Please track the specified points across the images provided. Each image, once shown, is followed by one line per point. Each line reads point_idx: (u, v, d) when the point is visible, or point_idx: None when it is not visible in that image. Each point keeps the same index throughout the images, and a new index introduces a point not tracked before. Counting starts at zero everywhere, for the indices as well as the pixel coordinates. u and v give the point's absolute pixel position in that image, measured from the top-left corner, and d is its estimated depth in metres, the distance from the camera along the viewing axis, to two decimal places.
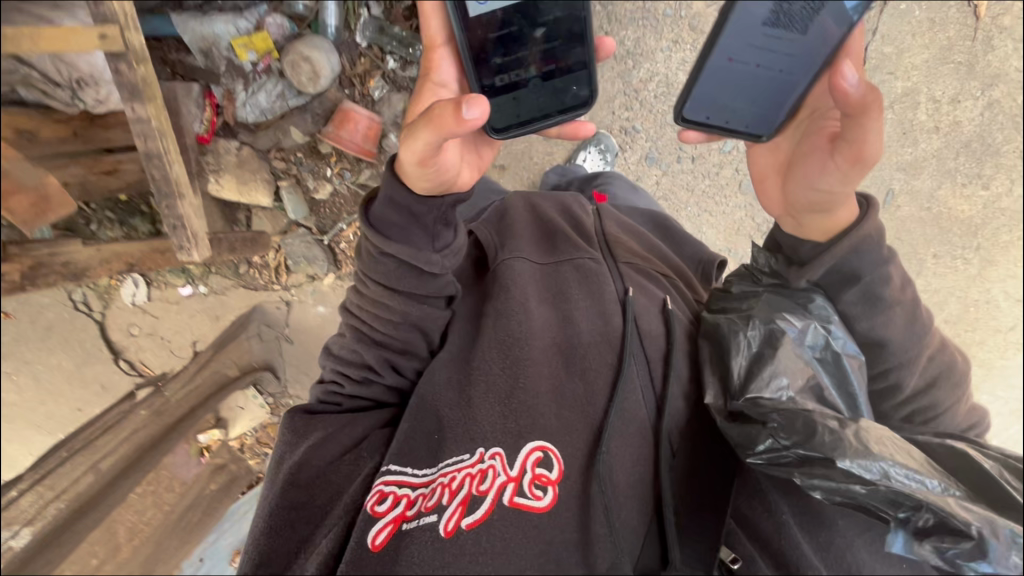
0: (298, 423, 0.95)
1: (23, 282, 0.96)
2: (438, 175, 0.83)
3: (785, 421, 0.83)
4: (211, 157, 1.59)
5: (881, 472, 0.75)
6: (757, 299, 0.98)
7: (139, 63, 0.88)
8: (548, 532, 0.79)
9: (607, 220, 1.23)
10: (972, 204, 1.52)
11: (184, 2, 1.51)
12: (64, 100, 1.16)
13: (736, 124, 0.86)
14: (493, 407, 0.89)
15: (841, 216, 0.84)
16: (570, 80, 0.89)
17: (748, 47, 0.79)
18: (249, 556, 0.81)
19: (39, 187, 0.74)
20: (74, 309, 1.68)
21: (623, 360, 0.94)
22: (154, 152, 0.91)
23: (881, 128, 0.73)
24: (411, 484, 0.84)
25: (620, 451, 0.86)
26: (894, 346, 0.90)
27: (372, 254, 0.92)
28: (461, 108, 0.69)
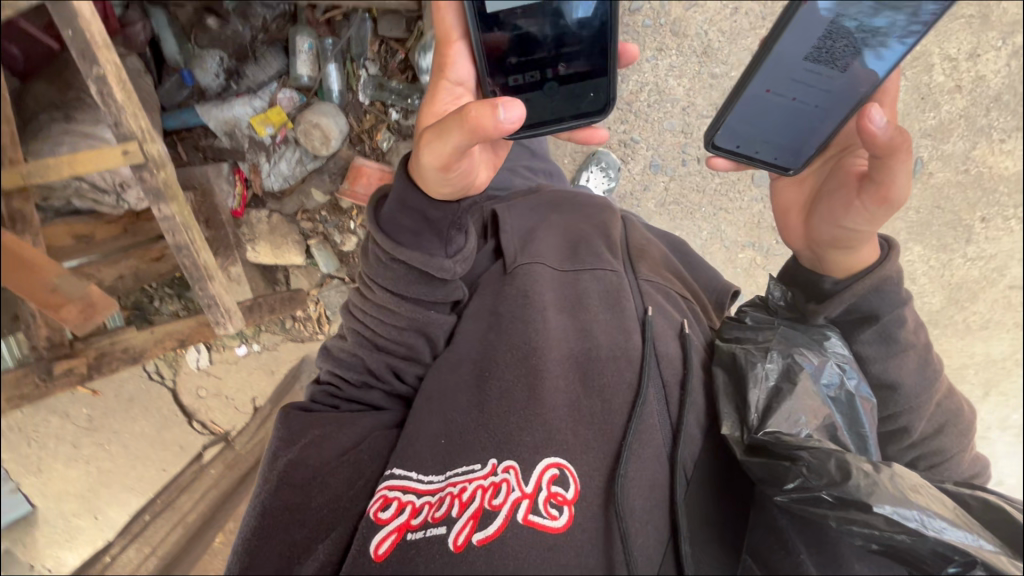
0: (295, 420, 0.92)
1: (91, 371, 1.11)
2: (459, 177, 0.81)
3: (816, 460, 0.70)
4: (245, 228, 1.74)
5: (928, 521, 0.62)
6: (772, 331, 0.91)
7: (159, 169, 1.00)
8: (565, 554, 0.69)
9: (633, 230, 1.17)
10: (1015, 159, 1.40)
11: (208, 93, 1.69)
12: (111, 203, 1.28)
13: (765, 154, 0.91)
14: (506, 419, 0.83)
15: (864, 256, 0.84)
16: (584, 87, 0.86)
17: (788, 81, 0.82)
18: (238, 557, 0.78)
19: (84, 296, 0.84)
20: (150, 379, 1.94)
21: (641, 381, 0.85)
22: (183, 244, 1.04)
23: (909, 172, 0.74)
24: (416, 490, 0.80)
25: (640, 477, 0.76)
26: (907, 390, 0.86)
27: (381, 261, 0.92)
28: (495, 108, 0.64)
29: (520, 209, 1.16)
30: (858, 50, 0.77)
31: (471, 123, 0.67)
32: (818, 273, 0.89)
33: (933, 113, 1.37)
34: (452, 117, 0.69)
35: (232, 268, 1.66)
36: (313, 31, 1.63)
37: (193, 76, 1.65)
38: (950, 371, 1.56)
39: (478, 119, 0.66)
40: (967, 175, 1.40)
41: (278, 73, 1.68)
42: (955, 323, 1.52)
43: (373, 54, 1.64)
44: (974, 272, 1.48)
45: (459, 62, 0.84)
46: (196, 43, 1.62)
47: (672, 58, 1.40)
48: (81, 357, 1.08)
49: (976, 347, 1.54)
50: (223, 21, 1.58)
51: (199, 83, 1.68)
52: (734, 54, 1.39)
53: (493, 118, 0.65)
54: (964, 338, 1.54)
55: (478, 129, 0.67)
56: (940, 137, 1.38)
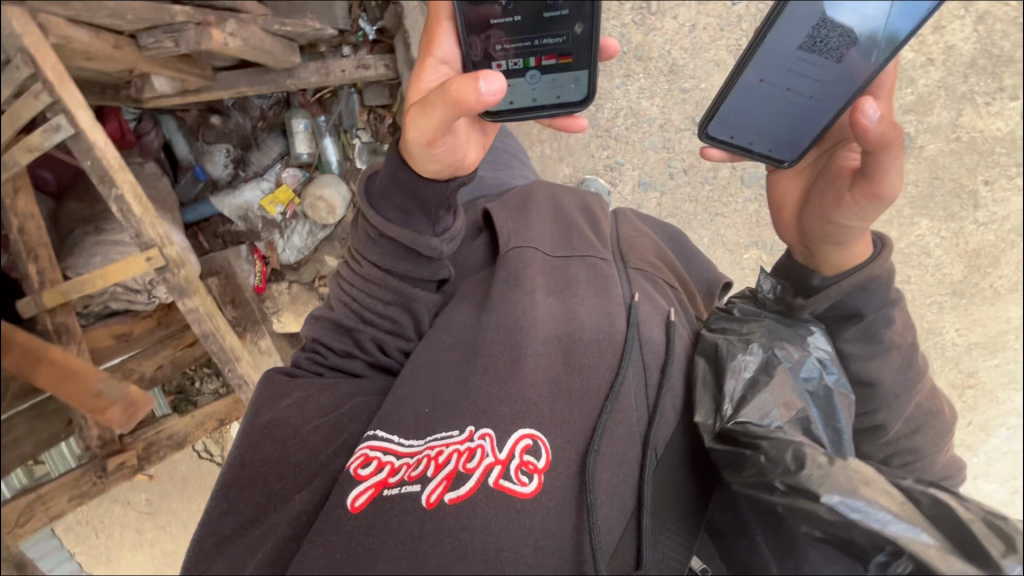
0: (277, 381, 0.82)
1: (139, 462, 1.20)
2: (444, 156, 0.70)
3: (773, 450, 0.64)
4: (269, 301, 1.83)
5: (872, 514, 0.56)
6: (759, 323, 0.79)
7: (179, 268, 1.10)
8: (532, 519, 0.63)
9: (623, 223, 1.02)
10: (1007, 118, 1.38)
11: (218, 183, 1.81)
12: (143, 301, 1.36)
13: (760, 147, 0.77)
14: (488, 390, 0.73)
15: (859, 254, 0.71)
16: (568, 73, 0.72)
17: (783, 71, 0.72)
18: (214, 502, 0.71)
19: (125, 396, 0.92)
20: (200, 458, 2.02)
21: (622, 363, 0.76)
22: (208, 331, 1.16)
23: (901, 167, 0.63)
24: (396, 452, 0.70)
25: (611, 450, 0.69)
26: (887, 390, 0.74)
27: (370, 235, 0.83)
28: (476, 81, 0.56)
29: (510, 202, 1.01)
30: (852, 36, 0.67)
31: (451, 97, 0.58)
32: (809, 268, 0.76)
33: (911, 89, 1.39)
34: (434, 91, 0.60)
35: (259, 342, 1.73)
36: (306, 112, 1.73)
37: (205, 170, 1.79)
38: (989, 340, 1.51)
39: (457, 94, 0.57)
40: (959, 142, 1.40)
41: (279, 154, 1.79)
42: (982, 291, 1.47)
43: (363, 123, 1.73)
44: (989, 237, 1.45)
45: (445, 42, 0.69)
46: (205, 141, 1.77)
47: (641, 82, 1.47)
48: (132, 450, 1.15)
49: (1011, 312, 1.48)
50: (226, 117, 1.74)
51: (211, 176, 1.81)
52: (701, 67, 1.43)
53: (473, 92, 0.56)
54: (996, 304, 1.49)
55: (459, 105, 0.58)
56: (923, 111, 1.40)
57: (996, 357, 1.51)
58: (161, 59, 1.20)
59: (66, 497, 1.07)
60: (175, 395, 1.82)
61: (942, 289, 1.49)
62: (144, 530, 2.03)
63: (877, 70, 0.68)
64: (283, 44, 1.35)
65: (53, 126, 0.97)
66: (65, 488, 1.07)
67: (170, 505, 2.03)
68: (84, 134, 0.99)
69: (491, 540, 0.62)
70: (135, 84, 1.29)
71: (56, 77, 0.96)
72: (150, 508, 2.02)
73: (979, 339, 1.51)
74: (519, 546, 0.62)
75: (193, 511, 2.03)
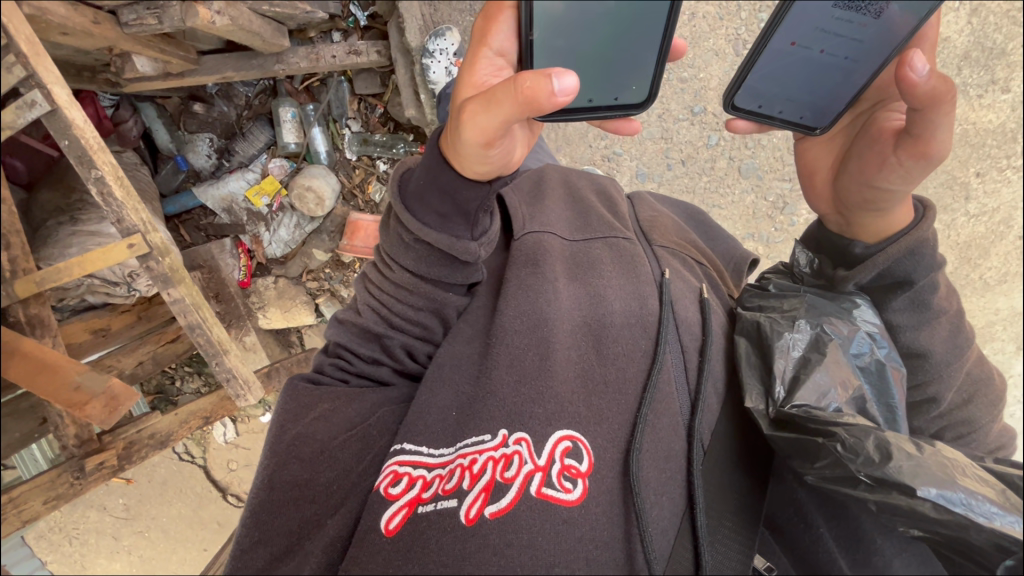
0: (300, 391, 0.77)
1: (122, 462, 1.14)
2: (498, 158, 0.65)
3: (853, 438, 0.60)
4: (255, 296, 1.76)
5: (975, 505, 0.53)
6: (800, 298, 0.79)
7: (164, 256, 1.04)
8: (581, 528, 0.59)
9: (642, 206, 1.01)
10: (997, 111, 1.40)
11: (201, 174, 1.75)
12: (122, 294, 1.31)
13: (792, 113, 0.78)
14: (514, 390, 0.69)
15: (898, 219, 0.72)
16: (633, 74, 0.71)
17: (816, 32, 0.70)
18: (245, 532, 0.66)
19: (108, 390, 0.87)
20: (181, 460, 1.94)
21: (657, 347, 0.74)
22: (195, 323, 1.10)
23: (951, 125, 0.64)
24: (427, 464, 0.66)
25: (655, 448, 0.66)
26: (939, 359, 0.73)
27: (402, 238, 0.76)
28: (549, 77, 0.52)
29: (522, 186, 0.96)
30: None
31: (521, 96, 0.54)
32: (846, 237, 0.77)
33: None
34: (500, 86, 0.55)
35: (245, 338, 1.71)
36: (294, 100, 1.68)
37: (186, 160, 1.72)
38: (978, 331, 1.55)
39: (529, 91, 0.53)
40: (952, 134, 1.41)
41: (266, 144, 1.73)
42: (972, 282, 1.50)
43: (353, 112, 1.69)
44: (979, 228, 1.47)
45: (503, 29, 0.64)
46: (186, 129, 1.71)
47: None
48: (111, 449, 1.10)
49: (999, 302, 1.53)
50: (210, 105, 1.69)
51: (193, 166, 1.74)
52: (700, 56, 1.42)
53: (546, 88, 0.53)
54: (984, 296, 1.52)
55: (529, 105, 0.54)
56: None
57: (984, 349, 1.56)
58: (143, 38, 1.12)
59: (42, 500, 0.96)
60: (153, 396, 1.74)
61: None
62: (122, 536, 1.95)
63: (918, 24, 0.67)
64: (273, 26, 1.29)
65: (29, 102, 0.79)
66: (41, 489, 0.96)
67: (147, 511, 1.95)
68: (61, 112, 0.86)
69: (541, 555, 0.57)
70: (114, 64, 1.19)
71: (29, 49, 0.82)
72: (127, 514, 1.94)
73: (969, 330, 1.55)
74: (570, 559, 0.58)
75: (173, 515, 1.96)
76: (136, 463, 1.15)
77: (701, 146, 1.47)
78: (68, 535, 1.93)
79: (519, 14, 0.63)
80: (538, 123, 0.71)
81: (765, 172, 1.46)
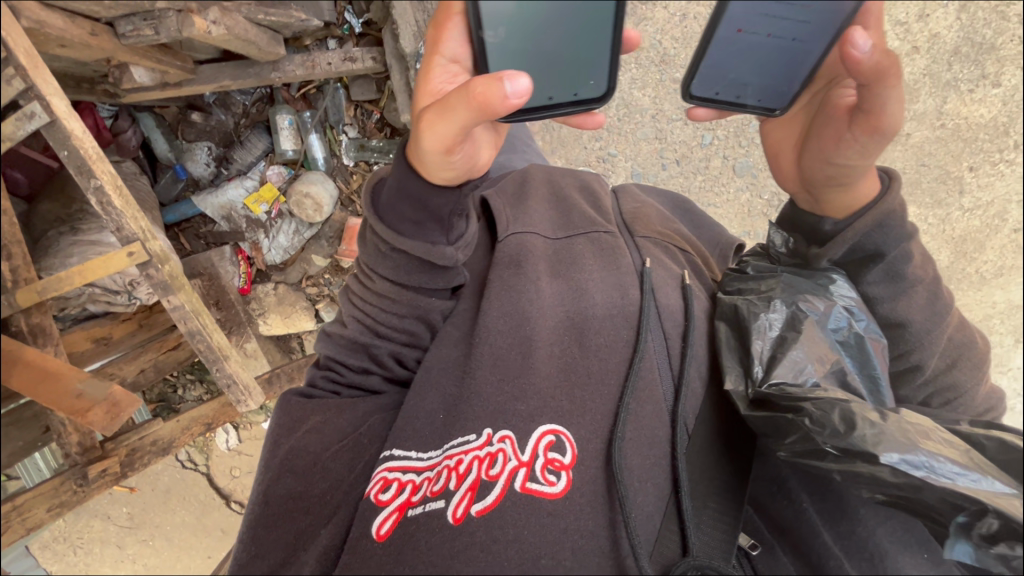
0: (293, 406, 0.78)
1: (124, 469, 1.14)
2: (462, 162, 0.65)
3: (818, 411, 0.60)
4: (255, 303, 1.78)
5: (936, 466, 0.54)
6: (777, 279, 0.77)
7: (164, 263, 1.05)
8: (566, 520, 0.59)
9: (625, 198, 0.99)
10: (989, 105, 1.41)
11: (200, 182, 1.77)
12: (123, 302, 1.31)
13: (748, 98, 0.70)
14: (497, 387, 0.70)
15: (862, 192, 0.68)
16: (589, 67, 0.69)
17: (761, 14, 0.63)
18: (241, 548, 0.66)
19: (107, 397, 0.87)
20: (184, 468, 1.94)
21: (639, 335, 0.73)
22: (196, 330, 1.11)
23: (901, 96, 0.58)
24: (416, 468, 0.67)
25: (638, 435, 0.66)
26: (917, 328, 0.72)
27: (379, 248, 0.75)
28: (501, 82, 0.51)
29: (506, 189, 0.95)
30: None
31: (474, 101, 0.53)
32: (816, 215, 0.73)
33: None
34: (454, 92, 0.55)
35: (245, 344, 1.73)
36: (291, 108, 1.69)
37: (185, 168, 1.73)
38: (977, 325, 1.56)
39: (482, 97, 0.53)
40: (944, 129, 1.42)
41: (264, 152, 1.74)
42: (969, 276, 1.51)
43: (350, 118, 1.70)
44: (974, 222, 1.48)
45: (455, 35, 0.64)
46: (184, 138, 1.72)
47: (632, 72, 1.44)
48: (114, 456, 1.10)
49: (996, 296, 1.54)
50: (207, 114, 1.71)
51: (192, 174, 1.75)
52: None
53: (498, 92, 0.52)
54: (981, 289, 1.53)
55: (484, 109, 0.54)
56: (909, 98, 1.40)
57: None
58: (141, 48, 1.14)
59: (46, 508, 0.97)
60: (157, 403, 1.77)
61: None
62: (127, 544, 1.96)
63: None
64: (268, 34, 1.30)
65: (25, 114, 0.81)
66: (44, 497, 0.97)
67: (151, 519, 1.95)
68: (60, 122, 0.87)
69: (527, 548, 0.57)
70: (112, 74, 1.20)
71: (28, 61, 0.83)
72: (132, 522, 1.94)
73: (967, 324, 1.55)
74: (555, 550, 0.58)
75: (177, 522, 1.97)
76: (138, 469, 1.15)
77: (695, 146, 1.48)
78: (74, 544, 1.94)
79: (468, 18, 0.63)
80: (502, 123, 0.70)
81: (759, 170, 1.47)
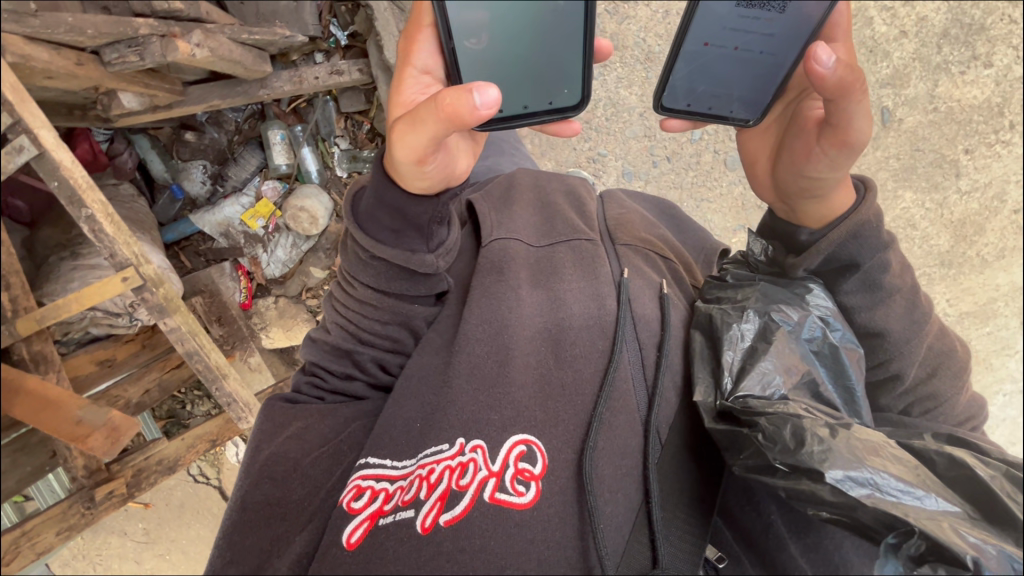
0: (277, 411, 0.78)
1: (131, 489, 1.16)
2: (437, 171, 0.65)
3: (771, 427, 0.60)
4: (256, 317, 1.79)
5: (882, 482, 0.55)
6: (754, 287, 0.76)
7: (158, 286, 1.06)
8: (533, 530, 0.60)
9: (610, 203, 0.98)
10: (981, 86, 1.39)
11: (197, 200, 1.79)
12: (125, 324, 1.33)
13: (722, 109, 0.73)
14: (473, 398, 0.70)
15: (838, 204, 0.68)
16: (564, 76, 0.70)
17: (726, 31, 0.67)
18: (218, 553, 0.66)
19: (107, 422, 0.87)
20: (196, 483, 1.96)
21: (615, 346, 0.73)
22: (194, 350, 1.13)
23: (867, 111, 0.59)
24: (390, 477, 0.66)
25: (611, 445, 0.66)
26: (897, 338, 0.71)
27: (360, 257, 0.76)
28: (469, 92, 0.51)
29: (492, 193, 0.95)
30: None
31: (443, 112, 0.53)
32: (793, 223, 0.73)
33: (886, 62, 1.37)
34: (424, 104, 0.55)
35: (249, 359, 1.73)
36: (282, 122, 1.71)
37: (181, 188, 1.75)
38: (981, 308, 1.54)
39: (450, 107, 0.53)
40: (937, 113, 1.40)
41: (258, 167, 1.76)
42: (971, 260, 1.49)
43: (341, 129, 1.71)
44: (973, 205, 1.46)
45: (425, 47, 0.64)
46: (179, 158, 1.73)
47: (617, 71, 1.44)
48: (120, 478, 1.12)
49: (1000, 278, 1.52)
50: (200, 133, 1.71)
51: (188, 194, 1.78)
52: None
53: (467, 104, 0.52)
54: (984, 272, 1.51)
55: (453, 121, 0.54)
56: (900, 83, 1.38)
57: (987, 326, 1.55)
58: (127, 74, 1.15)
59: (54, 531, 1.02)
60: (166, 420, 1.79)
61: (932, 261, 1.49)
62: (144, 559, 1.98)
63: (827, 10, 0.63)
64: (254, 53, 1.32)
65: (15, 147, 0.86)
66: (53, 522, 1.03)
67: (166, 534, 1.98)
68: (48, 154, 0.88)
69: (493, 559, 0.58)
70: (101, 102, 1.22)
71: (14, 96, 0.85)
72: (148, 537, 1.97)
73: (971, 308, 1.53)
74: (521, 561, 0.58)
75: (192, 537, 1.99)
76: (144, 489, 1.17)
77: (685, 142, 1.48)
78: (93, 561, 1.97)
79: (438, 29, 0.63)
80: (481, 133, 0.72)
81: None
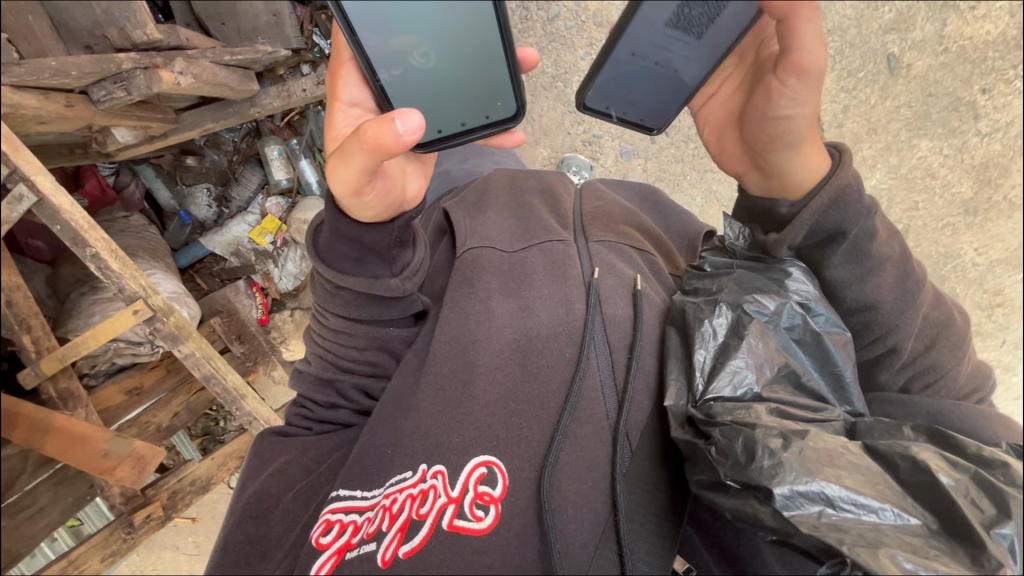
0: (266, 445, 0.76)
1: (168, 511, 1.22)
2: (380, 203, 0.65)
3: (724, 440, 0.57)
4: (275, 332, 1.81)
5: (830, 499, 0.52)
6: (731, 276, 0.72)
7: (168, 315, 1.09)
8: (490, 556, 0.59)
9: (588, 195, 0.96)
10: (994, 19, 1.31)
11: (206, 223, 1.82)
12: (147, 352, 1.33)
13: (633, 116, 0.74)
14: (437, 420, 0.68)
15: (813, 156, 0.64)
16: (492, 92, 0.67)
17: (652, 46, 0.65)
18: None
19: (132, 453, 0.98)
20: None
21: (582, 352, 0.71)
22: (211, 374, 1.17)
23: (817, 29, 0.55)
24: (359, 507, 0.65)
25: (575, 459, 0.64)
26: (889, 312, 0.67)
27: (327, 287, 0.75)
28: (391, 121, 0.53)
29: (466, 199, 0.95)
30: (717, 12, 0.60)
31: (368, 144, 0.54)
32: (771, 197, 0.68)
33: (888, 7, 1.33)
34: (349, 139, 0.56)
35: (272, 372, 1.77)
36: (277, 137, 1.73)
37: (189, 213, 1.78)
38: (1015, 254, 1.46)
39: (374, 139, 0.53)
40: (948, 54, 1.33)
41: (260, 184, 1.78)
42: None
43: None
44: (995, 146, 1.38)
45: (349, 81, 0.63)
46: (183, 183, 1.76)
47: None
48: (156, 501, 1.20)
49: None
50: (201, 157, 1.73)
51: (197, 217, 1.80)
52: None
53: (390, 132, 0.53)
54: (1013, 217, 1.43)
55: (379, 150, 0.54)
56: (905, 28, 1.33)
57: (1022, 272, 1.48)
58: (118, 110, 1.17)
59: (98, 558, 1.13)
60: (203, 438, 1.83)
61: (956, 210, 1.42)
62: (195, 573, 2.06)
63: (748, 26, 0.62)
64: (238, 73, 1.32)
65: (15, 197, 0.88)
66: (97, 549, 1.13)
67: None
68: (48, 199, 0.91)
69: None
70: (96, 139, 1.24)
71: (8, 145, 0.86)
72: (198, 551, 2.05)
73: (1002, 255, 1.46)
74: None
75: None
76: (181, 509, 1.22)
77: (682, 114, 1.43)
78: None
79: (359, 64, 0.62)
80: (427, 156, 0.71)
81: None
